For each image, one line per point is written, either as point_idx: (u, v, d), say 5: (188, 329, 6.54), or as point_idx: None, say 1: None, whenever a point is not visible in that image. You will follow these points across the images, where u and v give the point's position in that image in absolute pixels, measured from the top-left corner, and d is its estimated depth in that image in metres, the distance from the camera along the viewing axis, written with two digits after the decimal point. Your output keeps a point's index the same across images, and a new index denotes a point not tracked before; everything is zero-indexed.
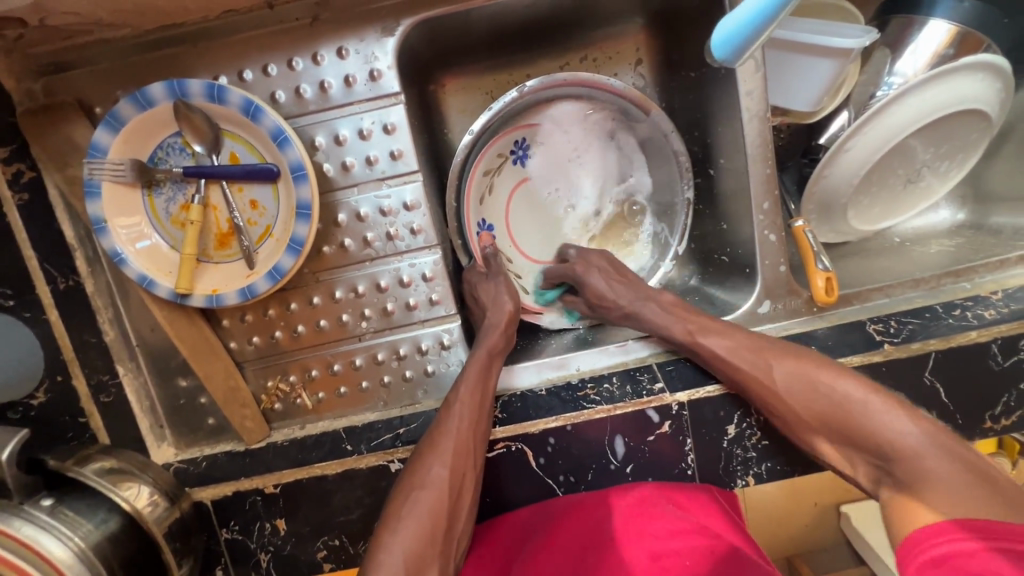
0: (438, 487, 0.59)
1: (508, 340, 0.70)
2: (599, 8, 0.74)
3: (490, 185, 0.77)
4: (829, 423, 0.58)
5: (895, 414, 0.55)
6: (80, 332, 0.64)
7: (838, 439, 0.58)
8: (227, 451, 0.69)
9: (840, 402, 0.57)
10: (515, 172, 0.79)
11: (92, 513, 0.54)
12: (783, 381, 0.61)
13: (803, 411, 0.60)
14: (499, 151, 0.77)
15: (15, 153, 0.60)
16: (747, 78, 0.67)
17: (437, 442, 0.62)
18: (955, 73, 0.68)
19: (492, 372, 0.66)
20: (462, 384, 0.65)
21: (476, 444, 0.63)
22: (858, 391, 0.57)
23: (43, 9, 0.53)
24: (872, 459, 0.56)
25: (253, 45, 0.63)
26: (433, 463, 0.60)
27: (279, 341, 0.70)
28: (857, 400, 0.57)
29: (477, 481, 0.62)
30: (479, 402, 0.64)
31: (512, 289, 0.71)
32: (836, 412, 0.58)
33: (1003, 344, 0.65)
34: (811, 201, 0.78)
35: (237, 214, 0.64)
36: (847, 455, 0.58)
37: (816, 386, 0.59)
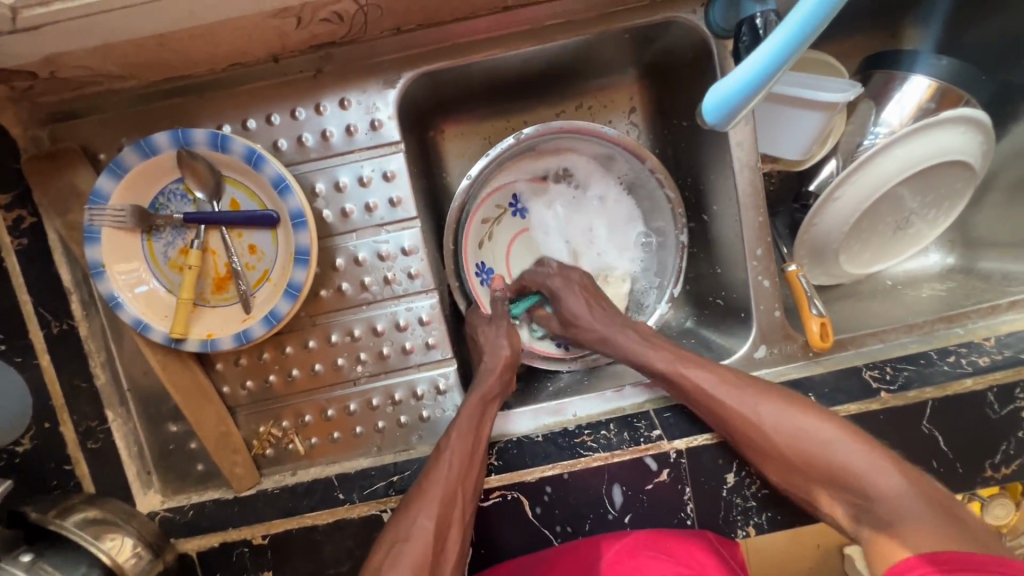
0: (421, 538, 0.57)
1: (505, 385, 0.69)
2: (594, 60, 0.76)
3: (489, 232, 0.79)
4: (796, 467, 0.60)
5: (880, 462, 0.56)
6: (70, 376, 0.63)
7: (799, 479, 0.60)
8: (215, 499, 0.67)
9: (808, 441, 0.59)
10: (514, 222, 0.81)
11: (73, 568, 0.52)
12: (768, 419, 0.61)
13: (779, 443, 0.60)
14: (496, 203, 0.79)
15: (16, 199, 0.61)
16: (738, 130, 0.70)
17: (423, 491, 0.60)
18: (938, 125, 0.70)
19: (485, 420, 0.66)
20: (454, 431, 0.64)
21: (466, 495, 0.61)
22: (806, 429, 0.59)
23: (54, 63, 0.54)
24: (850, 499, 0.57)
25: (257, 96, 0.65)
26: (419, 512, 0.59)
27: (272, 385, 0.69)
28: (825, 443, 0.58)
29: (464, 537, 0.60)
30: (470, 450, 0.63)
31: (512, 334, 0.72)
32: (816, 457, 0.58)
33: (998, 392, 0.65)
34: (803, 247, 0.80)
35: (236, 259, 0.65)
36: (828, 499, 0.59)
37: (775, 428, 0.60)
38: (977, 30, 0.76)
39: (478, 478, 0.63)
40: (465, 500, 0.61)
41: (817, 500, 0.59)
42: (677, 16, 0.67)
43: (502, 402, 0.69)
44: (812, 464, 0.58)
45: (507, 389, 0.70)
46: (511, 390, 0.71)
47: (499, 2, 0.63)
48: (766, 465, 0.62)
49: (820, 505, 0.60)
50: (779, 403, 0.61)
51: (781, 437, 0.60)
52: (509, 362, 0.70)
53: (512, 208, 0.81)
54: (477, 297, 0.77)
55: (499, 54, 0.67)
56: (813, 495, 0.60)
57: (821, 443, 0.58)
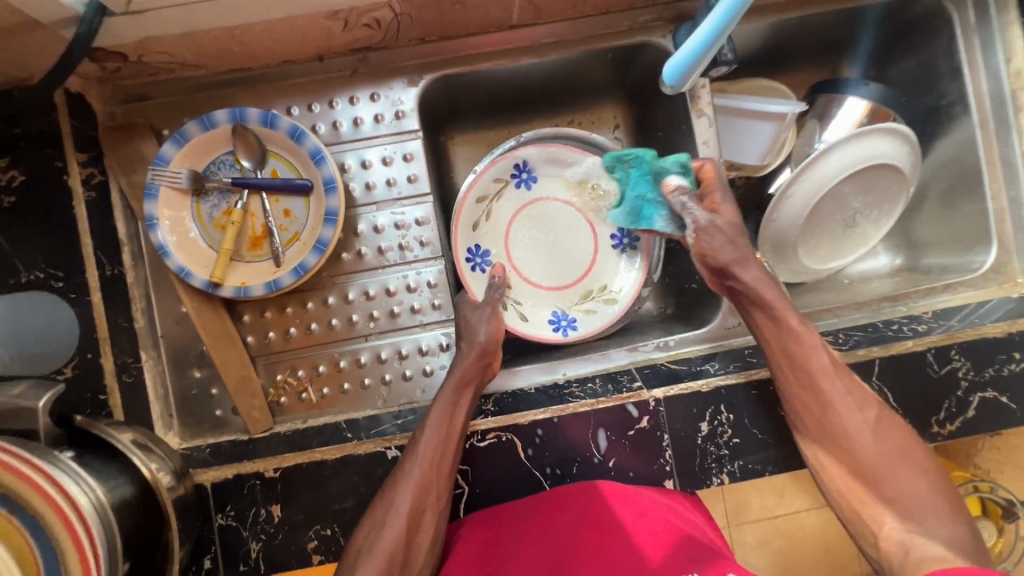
0: (395, 524, 0.63)
1: (483, 369, 0.73)
2: (583, 80, 0.90)
3: (486, 211, 0.86)
4: (868, 479, 0.62)
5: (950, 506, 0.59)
6: (115, 316, 0.71)
7: (866, 493, 0.62)
8: (232, 440, 0.73)
9: (902, 465, 0.62)
10: (513, 196, 0.86)
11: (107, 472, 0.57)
12: (880, 438, 0.64)
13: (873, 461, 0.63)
14: (497, 176, 0.85)
15: (90, 160, 0.71)
16: (703, 131, 0.82)
17: (398, 480, 0.66)
18: (869, 133, 0.83)
19: (459, 408, 0.70)
20: (427, 424, 0.68)
21: (439, 483, 0.66)
22: (901, 448, 0.63)
23: (143, 47, 0.66)
24: (906, 525, 0.59)
25: (301, 88, 0.78)
26: (395, 498, 0.65)
27: (292, 337, 0.77)
28: (913, 472, 0.61)
29: (439, 513, 0.67)
30: (442, 445, 0.67)
31: (494, 316, 0.76)
32: (893, 475, 0.61)
33: (936, 353, 0.74)
34: (766, 241, 0.91)
35: (272, 220, 0.75)
36: (879, 519, 0.60)
37: (873, 440, 0.63)
38: (898, 64, 0.91)
39: (452, 466, 0.68)
40: (439, 489, 0.66)
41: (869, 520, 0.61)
42: (651, 39, 0.81)
43: (478, 391, 0.73)
44: (891, 480, 0.61)
45: (485, 377, 0.74)
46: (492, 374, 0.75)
47: (506, 22, 0.77)
48: (840, 475, 0.64)
49: (867, 521, 0.61)
50: (876, 417, 0.65)
51: (878, 447, 0.63)
52: (481, 350, 0.73)
53: (517, 179, 0.86)
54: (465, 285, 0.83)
55: (504, 64, 0.81)
56: (867, 511, 0.62)
57: (908, 467, 0.61)
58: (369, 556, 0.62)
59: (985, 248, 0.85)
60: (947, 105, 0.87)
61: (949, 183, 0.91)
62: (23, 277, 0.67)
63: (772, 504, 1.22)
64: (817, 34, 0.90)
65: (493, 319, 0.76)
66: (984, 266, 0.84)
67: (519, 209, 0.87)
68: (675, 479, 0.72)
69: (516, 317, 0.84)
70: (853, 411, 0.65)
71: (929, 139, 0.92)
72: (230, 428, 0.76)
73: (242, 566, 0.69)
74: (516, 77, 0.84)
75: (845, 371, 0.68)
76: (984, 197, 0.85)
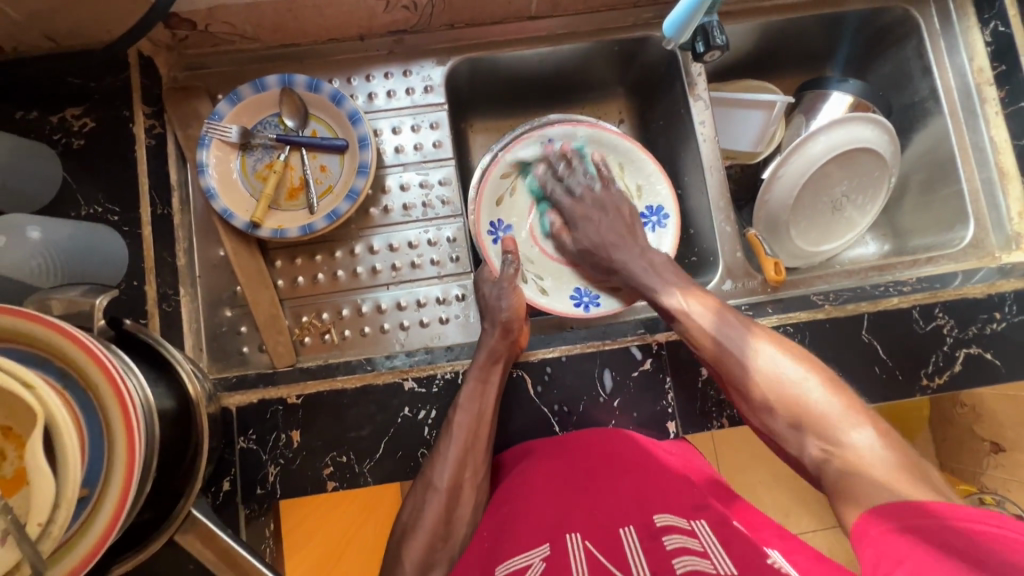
0: (437, 498, 0.68)
1: (510, 349, 0.75)
2: (588, 75, 0.99)
3: (511, 186, 0.90)
4: (774, 411, 0.63)
5: (853, 425, 0.58)
6: (161, 251, 0.77)
7: (778, 423, 0.63)
8: (258, 372, 0.78)
9: (798, 396, 0.62)
10: (539, 174, 0.91)
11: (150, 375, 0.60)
12: (768, 376, 0.64)
13: (771, 396, 0.63)
14: (521, 157, 0.89)
15: (153, 114, 0.80)
16: (700, 111, 0.90)
17: (435, 458, 0.70)
18: (849, 121, 0.92)
19: (489, 382, 0.73)
20: (459, 409, 0.71)
21: (473, 460, 0.70)
22: (789, 372, 0.64)
23: (212, 16, 0.77)
24: (817, 446, 0.59)
25: (343, 64, 0.88)
26: (435, 473, 0.69)
27: (320, 282, 0.84)
28: (812, 398, 0.61)
29: (477, 486, 0.70)
30: (474, 426, 0.70)
31: (513, 294, 0.78)
32: (793, 401, 0.62)
33: (921, 311, 0.80)
34: (761, 220, 0.97)
35: (310, 173, 0.83)
36: (799, 443, 0.61)
37: (761, 373, 0.65)
38: (875, 66, 1.02)
39: (485, 445, 0.71)
40: (474, 464, 0.70)
41: (788, 445, 0.62)
42: (652, 34, 0.91)
43: (507, 368, 0.74)
44: (793, 409, 0.62)
45: (514, 357, 0.75)
46: (521, 351, 0.76)
47: (525, 12, 0.89)
48: (753, 408, 0.66)
49: (790, 448, 0.62)
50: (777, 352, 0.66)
51: (767, 377, 0.64)
52: (504, 328, 0.75)
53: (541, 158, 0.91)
54: (486, 256, 0.84)
55: (522, 50, 0.91)
56: (785, 441, 0.63)
57: (804, 386, 0.62)
58: (416, 530, 0.67)
59: (963, 225, 0.91)
60: (920, 100, 0.96)
61: (926, 173, 0.98)
62: (84, 209, 0.73)
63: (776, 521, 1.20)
64: (799, 39, 1.01)
65: (513, 294, 0.78)
66: (964, 241, 0.90)
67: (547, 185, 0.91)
68: (677, 420, 0.76)
69: (535, 291, 0.86)
70: (736, 352, 0.67)
71: (907, 133, 1.00)
72: (254, 364, 0.81)
73: (259, 489, 0.71)
74: (532, 64, 0.94)
75: (724, 314, 0.70)
76: (959, 179, 0.92)
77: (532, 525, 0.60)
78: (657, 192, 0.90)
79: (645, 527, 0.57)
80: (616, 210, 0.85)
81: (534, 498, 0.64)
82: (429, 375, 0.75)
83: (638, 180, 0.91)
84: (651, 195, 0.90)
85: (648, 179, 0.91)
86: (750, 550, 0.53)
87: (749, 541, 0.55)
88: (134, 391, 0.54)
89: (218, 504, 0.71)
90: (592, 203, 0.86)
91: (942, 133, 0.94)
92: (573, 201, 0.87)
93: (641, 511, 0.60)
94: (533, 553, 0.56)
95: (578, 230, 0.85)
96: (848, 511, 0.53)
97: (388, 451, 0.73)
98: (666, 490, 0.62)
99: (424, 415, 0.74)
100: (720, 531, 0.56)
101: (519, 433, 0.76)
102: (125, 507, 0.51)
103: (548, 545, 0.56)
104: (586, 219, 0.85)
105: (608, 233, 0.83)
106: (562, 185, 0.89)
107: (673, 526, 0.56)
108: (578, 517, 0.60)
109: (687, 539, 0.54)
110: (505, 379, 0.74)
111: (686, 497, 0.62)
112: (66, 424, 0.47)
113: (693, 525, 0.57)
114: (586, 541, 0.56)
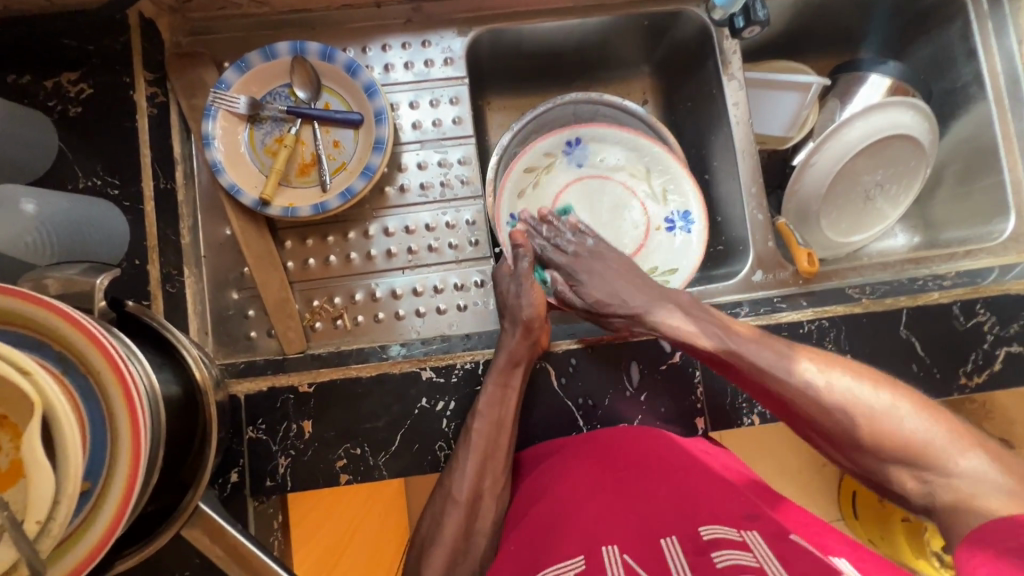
0: (456, 513, 0.65)
1: (530, 353, 0.70)
2: (615, 52, 0.94)
3: (534, 182, 0.85)
4: (865, 447, 0.57)
5: (953, 444, 0.53)
6: (165, 229, 0.72)
7: (871, 458, 0.57)
8: (266, 358, 0.75)
9: (878, 420, 0.56)
10: (563, 171, 0.86)
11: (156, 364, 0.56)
12: (838, 406, 0.58)
13: (851, 428, 0.57)
14: (545, 150, 0.85)
15: (156, 81, 0.75)
16: (733, 93, 0.85)
17: (454, 464, 0.67)
18: (888, 106, 0.88)
19: (508, 385, 0.69)
20: (477, 414, 0.68)
21: (494, 469, 0.68)
22: (873, 402, 0.57)
23: None
24: (919, 476, 0.54)
25: (358, 33, 0.83)
26: (455, 483, 0.66)
27: (332, 264, 0.80)
28: (898, 421, 0.55)
29: (497, 493, 0.67)
30: (492, 435, 0.67)
31: (534, 292, 0.72)
32: (882, 433, 0.55)
33: (962, 306, 0.76)
34: (790, 208, 0.93)
35: (322, 148, 0.78)
36: (892, 473, 0.56)
37: (834, 404, 0.58)
38: (914, 48, 0.97)
39: (505, 453, 0.68)
40: (493, 475, 0.67)
41: (885, 479, 0.56)
42: (686, 8, 0.86)
43: (529, 371, 0.70)
44: (891, 446, 0.55)
45: (534, 357, 0.71)
46: (543, 346, 0.72)
47: None
48: (835, 445, 0.59)
49: (886, 480, 0.56)
50: (843, 375, 0.60)
51: (846, 413, 0.57)
52: (525, 328, 0.70)
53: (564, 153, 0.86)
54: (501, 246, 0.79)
55: (546, 23, 0.86)
56: (879, 475, 0.57)
57: (889, 413, 0.56)
58: (437, 542, 0.64)
59: (1003, 218, 0.87)
60: (963, 85, 0.91)
61: (964, 163, 0.93)
62: (81, 182, 0.68)
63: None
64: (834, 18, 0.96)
65: (533, 289, 0.72)
66: (1004, 235, 0.86)
67: (573, 181, 0.86)
68: (706, 416, 0.72)
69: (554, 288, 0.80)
70: (804, 388, 0.60)
71: (945, 119, 0.96)
72: (262, 350, 0.77)
73: (268, 482, 0.68)
74: (557, 38, 0.89)
75: (753, 336, 0.65)
76: (1001, 169, 0.87)
77: (563, 532, 0.56)
78: (685, 194, 0.85)
79: (691, 539, 0.53)
80: (621, 259, 0.76)
81: (565, 503, 0.60)
82: (448, 364, 0.72)
83: (666, 182, 0.86)
84: (683, 199, 0.85)
85: (672, 182, 0.86)
86: (810, 561, 0.48)
87: (808, 552, 0.50)
88: (137, 376, 0.50)
89: (226, 496, 0.67)
90: (592, 257, 0.76)
91: (985, 120, 0.89)
92: (570, 257, 0.76)
93: (680, 517, 0.56)
94: (567, 565, 0.52)
95: (585, 282, 0.74)
96: None
97: (404, 443, 0.69)
98: (707, 495, 0.59)
99: (442, 406, 0.70)
100: (773, 540, 0.51)
101: (540, 427, 0.73)
102: (132, 500, 0.47)
103: (583, 557, 0.52)
104: (590, 272, 0.75)
105: (621, 284, 0.72)
106: (549, 245, 0.78)
107: (721, 538, 0.52)
108: (614, 525, 0.56)
109: (740, 552, 0.49)
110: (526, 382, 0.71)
111: (731, 501, 0.58)
112: (65, 416, 0.43)
113: (744, 536, 0.52)
114: (625, 553, 0.52)
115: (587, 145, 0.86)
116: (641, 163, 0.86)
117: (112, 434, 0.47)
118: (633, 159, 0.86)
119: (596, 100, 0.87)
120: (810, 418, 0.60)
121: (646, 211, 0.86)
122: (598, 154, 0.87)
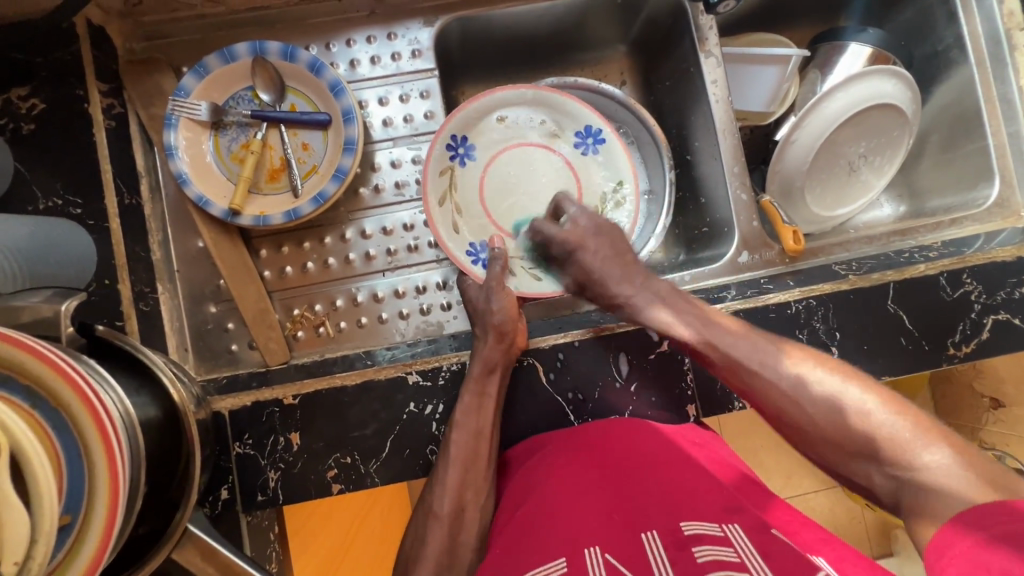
0: (446, 523, 0.65)
1: (509, 358, 0.70)
2: (589, 33, 0.91)
3: (453, 207, 0.80)
4: (829, 437, 0.58)
5: (924, 438, 0.53)
6: (133, 245, 0.70)
7: (839, 450, 0.57)
8: (250, 371, 0.73)
9: (845, 410, 0.57)
10: (467, 176, 0.81)
11: (133, 392, 0.54)
12: (795, 389, 0.60)
13: (814, 414, 0.59)
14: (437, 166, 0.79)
15: (111, 91, 0.72)
16: (711, 70, 0.82)
17: (444, 469, 0.66)
18: (869, 75, 0.86)
19: (495, 392, 0.69)
20: (463, 419, 0.67)
21: (480, 483, 0.67)
22: (843, 390, 0.58)
23: None
24: (882, 469, 0.54)
25: (321, 29, 0.81)
26: (444, 490, 0.66)
27: (310, 271, 0.79)
28: (867, 413, 0.56)
29: (486, 497, 0.68)
30: (473, 445, 0.67)
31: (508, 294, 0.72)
32: (846, 424, 0.57)
33: (948, 277, 0.76)
34: (773, 183, 0.91)
35: (291, 152, 0.76)
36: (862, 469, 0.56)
37: (806, 393, 0.60)
38: (896, 12, 0.95)
39: (490, 457, 0.68)
40: (482, 483, 0.68)
41: (852, 471, 0.57)
42: None
43: (505, 376, 0.70)
44: (859, 432, 0.56)
45: (511, 359, 0.70)
46: (525, 344, 0.72)
47: None
48: (802, 436, 0.60)
49: (852, 470, 0.57)
50: (817, 366, 0.61)
51: (812, 402, 0.59)
52: (498, 334, 0.69)
53: (454, 157, 0.80)
54: (462, 265, 0.76)
55: (516, 6, 0.83)
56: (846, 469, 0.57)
57: (880, 412, 0.55)
58: (425, 557, 0.64)
59: (987, 183, 0.86)
60: (944, 49, 0.89)
61: (947, 130, 0.92)
62: (41, 203, 0.64)
63: (777, 487, 1.17)
64: None
65: (502, 293, 0.72)
66: (989, 201, 0.85)
67: (483, 173, 0.81)
68: (697, 403, 0.72)
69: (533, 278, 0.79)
70: (805, 384, 0.60)
71: (927, 85, 0.94)
72: (245, 362, 0.76)
73: (259, 496, 0.67)
74: (528, 22, 0.86)
75: (737, 329, 0.65)
76: (984, 134, 0.86)
77: (548, 532, 0.56)
78: (570, 115, 0.82)
79: (671, 533, 0.53)
80: (612, 229, 0.75)
81: (547, 502, 0.60)
82: (435, 367, 0.70)
83: (549, 115, 0.82)
84: (573, 119, 0.82)
85: (554, 109, 0.82)
86: (791, 561, 0.48)
87: (787, 549, 0.50)
88: (111, 405, 0.47)
89: (217, 514, 0.67)
90: (588, 224, 0.75)
91: (968, 85, 0.87)
92: (569, 229, 0.75)
93: (661, 512, 0.56)
94: (548, 567, 0.51)
95: (580, 254, 0.74)
96: (918, 526, 0.49)
97: (394, 450, 0.68)
98: (692, 490, 0.58)
99: (431, 410, 0.69)
100: (755, 536, 0.51)
101: (530, 424, 0.73)
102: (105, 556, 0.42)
103: (564, 557, 0.52)
104: (585, 248, 0.74)
105: (596, 245, 0.74)
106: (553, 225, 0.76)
107: (703, 534, 0.52)
108: (596, 520, 0.56)
109: (720, 549, 0.49)
110: (504, 385, 0.70)
111: (713, 495, 0.57)
112: (41, 462, 0.38)
113: (725, 530, 0.52)
114: (607, 553, 0.52)
115: (467, 137, 0.80)
116: (523, 112, 0.82)
117: (89, 473, 0.42)
118: (512, 117, 0.82)
119: (570, 83, 0.86)
120: (773, 409, 0.62)
121: (555, 154, 0.82)
122: (484, 138, 0.81)
